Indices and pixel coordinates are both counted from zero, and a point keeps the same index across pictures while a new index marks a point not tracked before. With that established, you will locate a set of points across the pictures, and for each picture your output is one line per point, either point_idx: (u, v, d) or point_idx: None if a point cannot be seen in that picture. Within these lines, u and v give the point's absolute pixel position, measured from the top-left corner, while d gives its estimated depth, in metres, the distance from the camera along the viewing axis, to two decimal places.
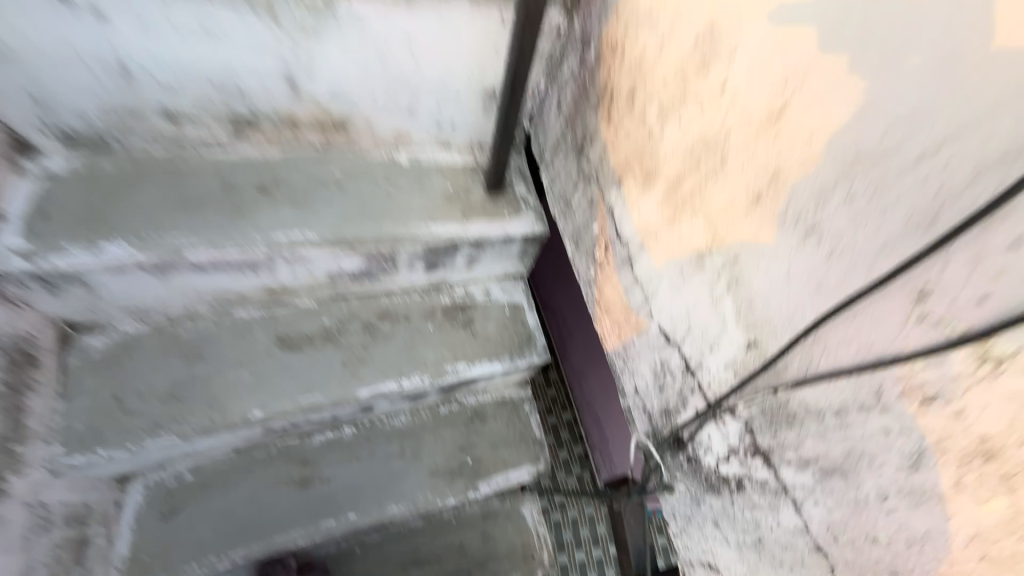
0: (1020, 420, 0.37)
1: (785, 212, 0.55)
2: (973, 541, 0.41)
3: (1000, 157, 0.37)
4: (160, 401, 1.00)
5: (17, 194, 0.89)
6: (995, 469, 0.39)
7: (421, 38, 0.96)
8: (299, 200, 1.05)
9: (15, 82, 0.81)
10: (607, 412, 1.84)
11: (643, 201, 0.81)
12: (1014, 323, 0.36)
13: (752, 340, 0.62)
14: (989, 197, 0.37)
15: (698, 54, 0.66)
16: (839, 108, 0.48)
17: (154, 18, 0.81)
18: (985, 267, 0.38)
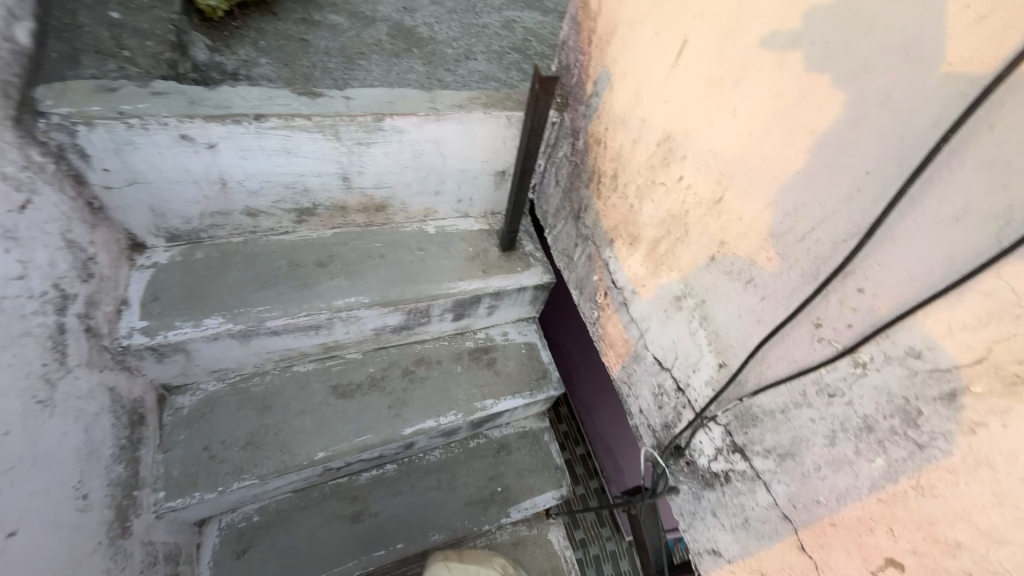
0: (889, 404, 0.57)
1: (731, 267, 0.77)
2: (881, 491, 0.60)
3: (848, 236, 0.59)
4: (239, 446, 1.18)
5: (133, 282, 1.10)
6: (887, 442, 0.58)
7: (448, 139, 1.22)
8: (351, 270, 1.27)
9: (140, 199, 1.05)
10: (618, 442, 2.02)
11: (632, 257, 1.04)
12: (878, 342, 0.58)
13: (721, 362, 0.82)
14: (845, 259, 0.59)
15: (661, 153, 0.90)
16: (755, 200, 0.71)
17: (251, 146, 1.04)
18: (854, 304, 0.59)
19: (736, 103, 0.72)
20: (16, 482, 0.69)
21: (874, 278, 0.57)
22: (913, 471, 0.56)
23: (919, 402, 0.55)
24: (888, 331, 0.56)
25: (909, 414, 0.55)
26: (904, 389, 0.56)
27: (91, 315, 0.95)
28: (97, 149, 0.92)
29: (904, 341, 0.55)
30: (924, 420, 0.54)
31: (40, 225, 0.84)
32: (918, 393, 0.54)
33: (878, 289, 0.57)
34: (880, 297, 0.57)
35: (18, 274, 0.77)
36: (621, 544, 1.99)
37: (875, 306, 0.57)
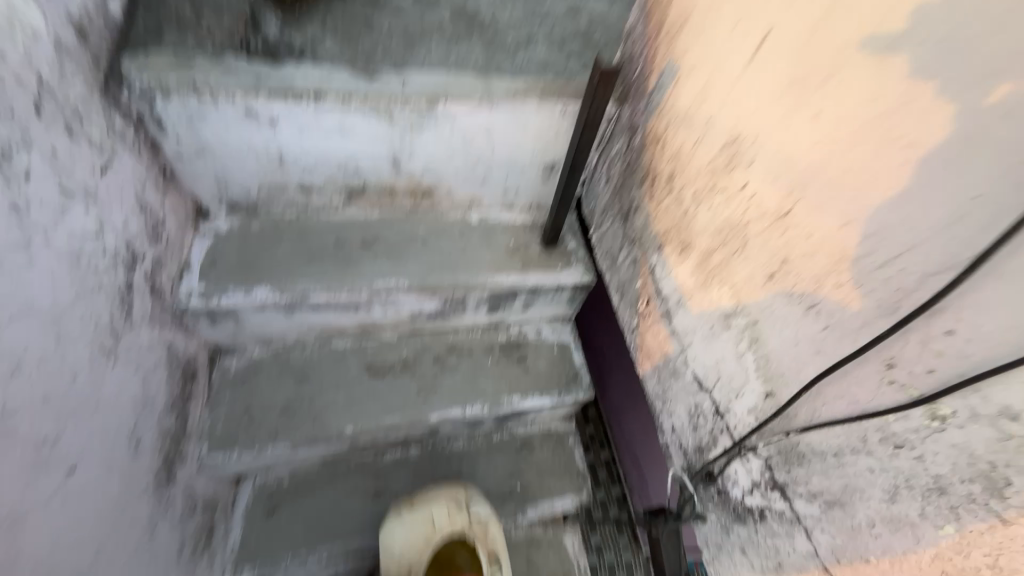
0: (966, 469, 0.50)
1: (793, 289, 0.69)
2: (946, 560, 0.54)
3: (937, 271, 0.52)
4: (277, 411, 1.25)
5: (195, 247, 1.17)
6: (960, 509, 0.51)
7: (498, 128, 1.20)
8: (393, 253, 1.29)
9: (207, 170, 1.11)
10: (645, 453, 1.95)
11: (681, 267, 0.97)
12: (962, 397, 0.50)
13: (768, 390, 0.75)
14: (930, 298, 0.52)
15: (725, 157, 0.83)
16: (828, 217, 0.63)
17: (308, 125, 1.07)
18: (933, 349, 0.53)
19: (820, 107, 0.64)
20: (78, 423, 0.76)
21: (962, 323, 0.50)
22: (988, 547, 0.49)
23: (1004, 472, 0.47)
24: (977, 385, 0.49)
25: (989, 482, 0.48)
26: (986, 454, 0.48)
27: (155, 275, 1.02)
28: (171, 120, 0.99)
29: (995, 399, 0.48)
30: (1010, 492, 0.47)
31: (118, 188, 0.90)
32: (1005, 462, 0.47)
33: (964, 338, 0.50)
34: (966, 348, 0.49)
35: (95, 232, 0.83)
36: (638, 557, 1.93)
37: (957, 355, 0.50)
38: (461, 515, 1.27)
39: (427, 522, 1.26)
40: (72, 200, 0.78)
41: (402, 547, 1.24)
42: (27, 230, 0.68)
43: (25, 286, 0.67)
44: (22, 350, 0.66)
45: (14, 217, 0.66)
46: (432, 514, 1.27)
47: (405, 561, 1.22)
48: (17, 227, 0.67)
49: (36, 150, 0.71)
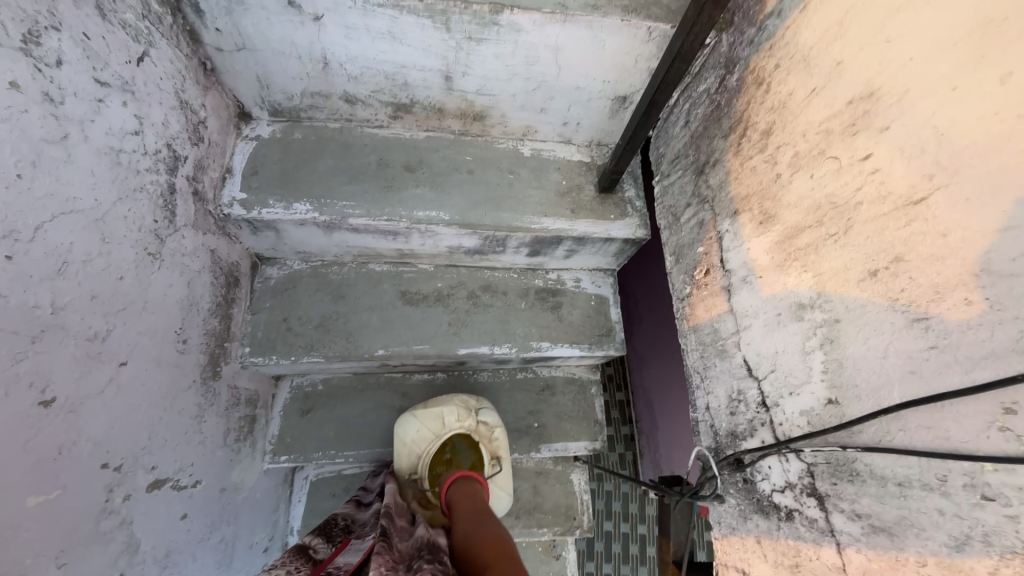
0: None
1: (899, 295, 0.58)
2: None
3: None
4: (313, 326, 1.28)
5: (238, 152, 1.13)
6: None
7: (570, 48, 1.02)
8: (436, 181, 1.21)
9: (249, 68, 1.03)
10: (662, 405, 1.94)
11: (757, 240, 0.85)
12: None
13: (832, 398, 0.68)
14: None
15: (848, 116, 0.67)
16: (980, 215, 0.50)
17: (356, 25, 0.95)
18: None
19: (1015, 63, 0.48)
20: (128, 321, 0.79)
21: None
22: None
23: None
24: None
25: None
26: None
27: (197, 179, 0.99)
28: (211, 7, 0.89)
29: None
30: None
31: (156, 81, 0.84)
32: None
33: None
34: None
35: (134, 129, 0.79)
36: (635, 489, 2.03)
37: None
38: (470, 418, 1.36)
39: (437, 419, 1.35)
40: (109, 91, 0.73)
41: (413, 437, 1.33)
42: (63, 123, 0.65)
43: (67, 183, 0.66)
44: (67, 249, 0.66)
45: (47, 108, 0.62)
46: (443, 412, 1.36)
47: (415, 449, 1.32)
48: (52, 118, 0.63)
49: (66, 32, 0.65)
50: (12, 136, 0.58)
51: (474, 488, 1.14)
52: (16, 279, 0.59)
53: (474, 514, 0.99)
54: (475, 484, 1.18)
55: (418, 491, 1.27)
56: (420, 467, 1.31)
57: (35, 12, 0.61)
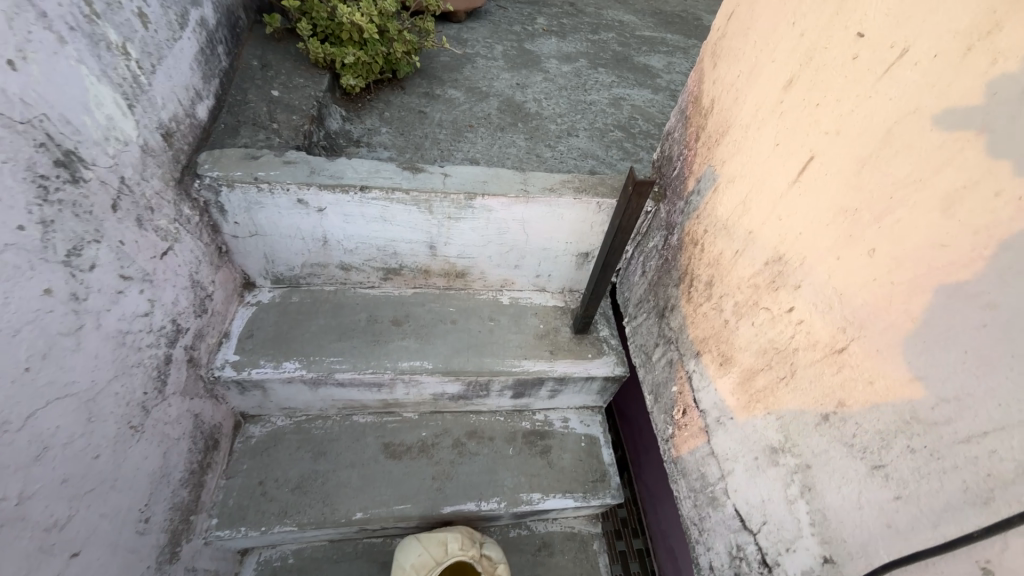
0: None
1: (853, 440, 0.60)
2: None
3: None
4: (290, 488, 1.22)
5: (238, 317, 1.23)
6: None
7: (535, 220, 1.21)
8: (421, 333, 1.30)
9: (259, 248, 1.19)
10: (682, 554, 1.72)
11: (721, 381, 0.89)
12: None
13: (827, 556, 0.64)
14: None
15: (768, 274, 0.78)
16: (894, 367, 0.55)
17: (353, 212, 1.13)
18: None
19: (876, 242, 0.59)
20: (91, 504, 0.76)
21: None
22: None
23: None
24: None
25: None
26: None
27: (195, 347, 1.06)
28: (233, 207, 1.08)
29: None
30: None
31: (174, 268, 0.97)
32: None
33: None
34: None
35: (145, 311, 0.88)
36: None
37: None
38: (474, 549, 1.14)
39: (441, 546, 1.14)
40: (131, 283, 0.84)
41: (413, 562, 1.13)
42: (82, 315, 0.73)
43: (70, 369, 0.71)
44: (51, 433, 0.68)
45: (70, 305, 0.71)
46: (444, 538, 1.14)
47: None
48: (73, 313, 0.71)
49: (105, 242, 0.78)
50: (33, 335, 0.65)
51: None
52: None
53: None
54: None
55: None
56: None
57: (84, 232, 0.73)
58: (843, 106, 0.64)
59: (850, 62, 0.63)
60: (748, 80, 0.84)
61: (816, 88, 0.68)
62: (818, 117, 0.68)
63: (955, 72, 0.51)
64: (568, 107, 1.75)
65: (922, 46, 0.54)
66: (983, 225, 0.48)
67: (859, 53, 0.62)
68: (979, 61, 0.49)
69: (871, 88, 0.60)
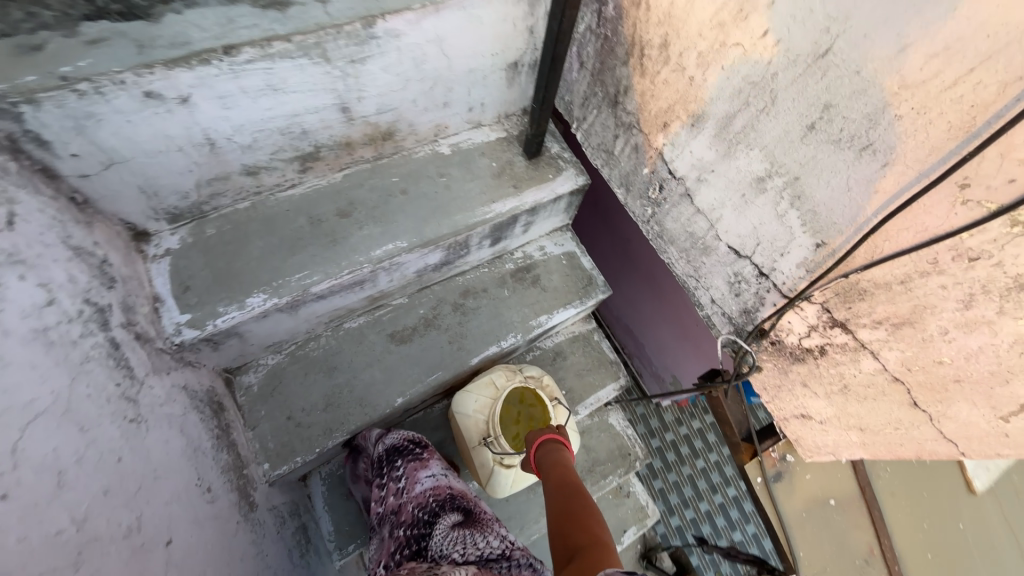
0: None
1: (840, 135, 0.67)
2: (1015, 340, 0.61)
3: (1006, 84, 0.51)
4: (322, 410, 1.21)
5: (156, 275, 1.00)
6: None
7: (452, 36, 1.01)
8: (377, 215, 1.16)
9: (128, 182, 0.90)
10: (640, 322, 2.20)
11: (696, 140, 0.93)
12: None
13: (819, 242, 0.77)
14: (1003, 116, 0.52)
15: (734, 4, 0.74)
16: (883, 45, 0.58)
17: (230, 91, 0.86)
18: (1000, 165, 0.54)
19: None
20: (149, 499, 0.69)
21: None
22: None
23: None
24: None
25: None
26: None
27: (133, 322, 0.87)
28: (55, 134, 0.76)
29: None
30: None
31: (38, 238, 0.71)
32: None
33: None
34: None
35: (46, 300, 0.67)
36: (649, 407, 2.39)
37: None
38: (519, 374, 1.20)
39: (489, 386, 1.17)
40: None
41: (473, 408, 1.17)
42: None
43: (14, 388, 0.55)
44: (54, 458, 0.57)
45: None
46: (491, 378, 1.19)
47: (480, 418, 1.15)
48: None
49: None
50: None
51: (557, 451, 0.97)
52: (23, 516, 0.50)
53: (553, 501, 0.83)
54: (559, 446, 0.98)
55: (497, 451, 1.11)
56: (491, 430, 1.13)
57: None
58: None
59: None
60: None
61: None
62: None
63: None
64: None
65: None
66: None
67: None
68: None
69: None
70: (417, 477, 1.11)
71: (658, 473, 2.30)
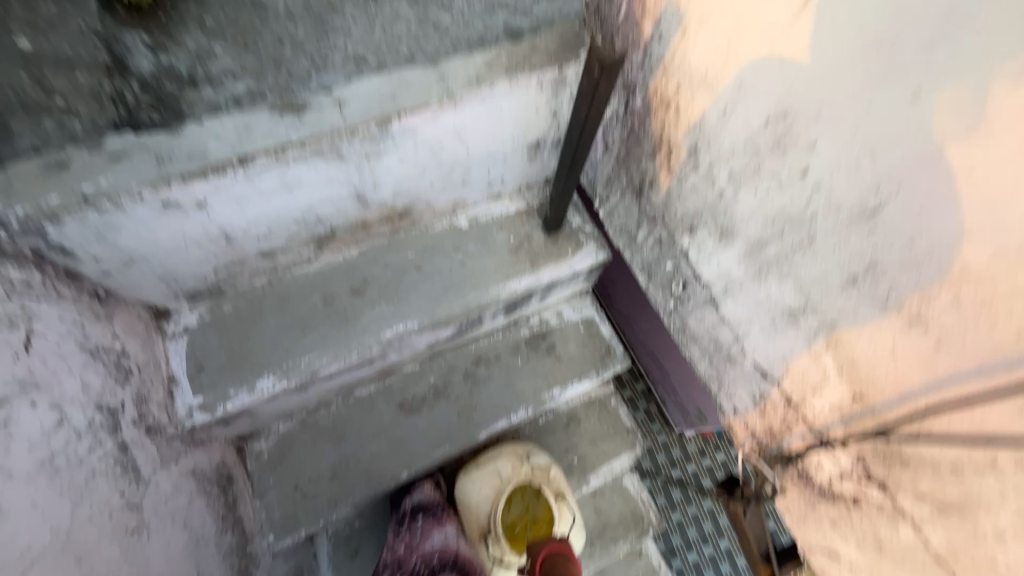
0: None
1: (887, 298, 0.60)
2: None
3: None
4: (327, 482, 1.19)
5: (173, 355, 1.02)
6: None
7: (470, 125, 0.98)
8: (390, 294, 1.14)
9: (148, 274, 0.92)
10: None
11: (724, 252, 0.86)
12: None
13: (858, 394, 0.70)
14: None
15: (771, 135, 0.68)
16: (942, 224, 0.52)
17: (245, 193, 0.86)
18: None
19: (923, 80, 0.49)
20: None
21: None
22: None
23: None
24: None
25: None
26: None
27: (145, 414, 0.89)
28: (78, 243, 0.78)
29: None
30: None
31: (55, 350, 0.74)
32: None
33: None
34: None
35: (56, 420, 0.69)
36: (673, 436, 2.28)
37: None
38: (526, 465, 1.19)
39: (494, 475, 1.19)
40: (11, 405, 0.62)
41: (477, 496, 1.21)
42: None
43: (12, 537, 0.57)
44: None
45: None
46: (497, 467, 1.20)
47: (483, 507, 1.19)
48: None
49: None
50: None
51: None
52: None
53: None
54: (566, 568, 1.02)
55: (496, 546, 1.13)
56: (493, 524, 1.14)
57: None
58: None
59: None
60: None
61: None
62: None
63: None
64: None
65: None
66: None
67: None
68: None
69: None
70: (431, 538, 1.13)
71: (674, 503, 1.96)
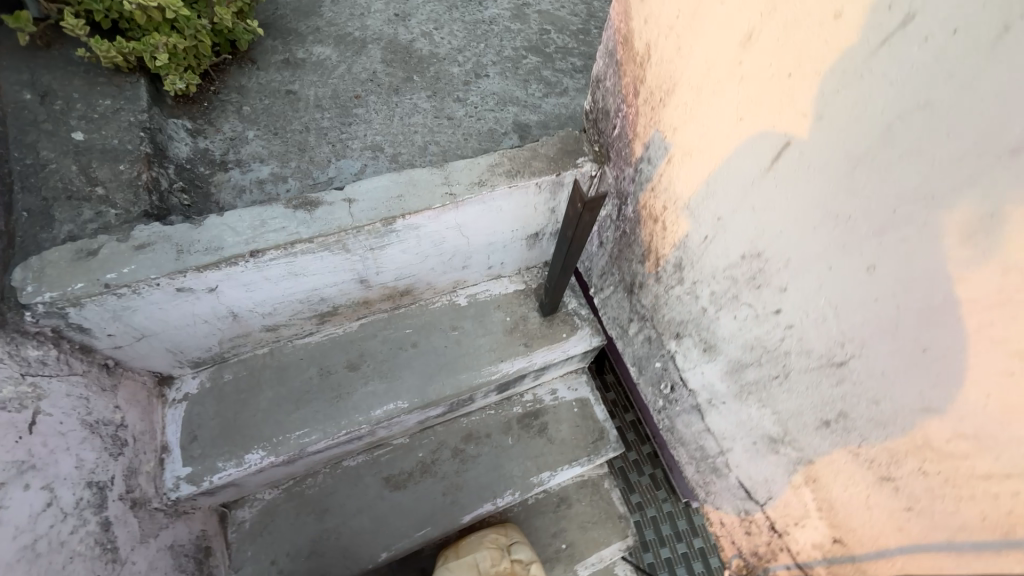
0: None
1: (859, 450, 0.60)
2: None
3: None
4: (304, 558, 1.18)
5: (170, 422, 1.05)
6: None
7: (470, 222, 1.04)
8: (384, 371, 1.17)
9: (156, 347, 0.97)
10: None
11: (708, 366, 0.87)
12: None
13: (837, 537, 0.68)
14: None
15: (746, 270, 0.71)
16: (903, 392, 0.52)
17: (253, 280, 0.92)
18: None
19: (875, 258, 0.51)
20: None
21: None
22: None
23: None
24: None
25: None
26: None
27: (133, 487, 0.91)
28: (95, 323, 0.84)
29: None
30: None
31: (57, 428, 0.78)
32: None
33: None
34: None
35: (45, 501, 0.72)
36: None
37: None
38: (506, 559, 1.24)
39: (472, 567, 1.23)
40: (3, 490, 0.66)
41: None
42: None
43: None
44: None
45: None
46: (476, 559, 1.24)
47: None
48: None
49: None
50: None
51: None
52: None
53: None
54: None
55: None
56: None
57: None
58: (815, 87, 0.53)
59: (829, 23, 0.49)
60: (693, 29, 0.68)
61: (783, 53, 0.55)
62: (793, 92, 0.55)
63: (959, 61, 0.41)
64: (484, 136, 1.24)
65: (933, 16, 0.41)
66: (1000, 265, 0.41)
67: (842, 9, 0.48)
68: (1003, 58, 0.37)
69: (862, 66, 0.48)
70: None
71: None
